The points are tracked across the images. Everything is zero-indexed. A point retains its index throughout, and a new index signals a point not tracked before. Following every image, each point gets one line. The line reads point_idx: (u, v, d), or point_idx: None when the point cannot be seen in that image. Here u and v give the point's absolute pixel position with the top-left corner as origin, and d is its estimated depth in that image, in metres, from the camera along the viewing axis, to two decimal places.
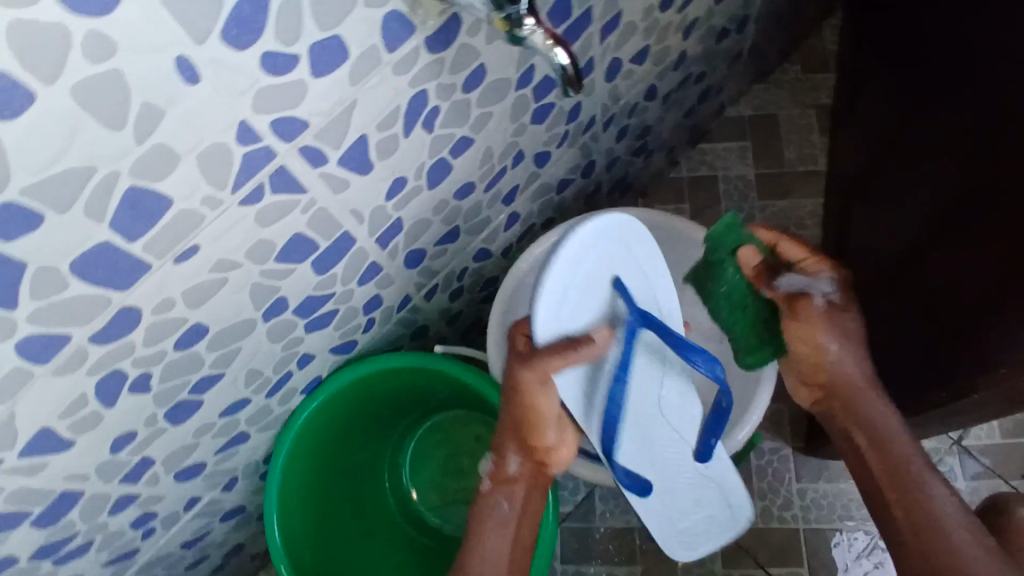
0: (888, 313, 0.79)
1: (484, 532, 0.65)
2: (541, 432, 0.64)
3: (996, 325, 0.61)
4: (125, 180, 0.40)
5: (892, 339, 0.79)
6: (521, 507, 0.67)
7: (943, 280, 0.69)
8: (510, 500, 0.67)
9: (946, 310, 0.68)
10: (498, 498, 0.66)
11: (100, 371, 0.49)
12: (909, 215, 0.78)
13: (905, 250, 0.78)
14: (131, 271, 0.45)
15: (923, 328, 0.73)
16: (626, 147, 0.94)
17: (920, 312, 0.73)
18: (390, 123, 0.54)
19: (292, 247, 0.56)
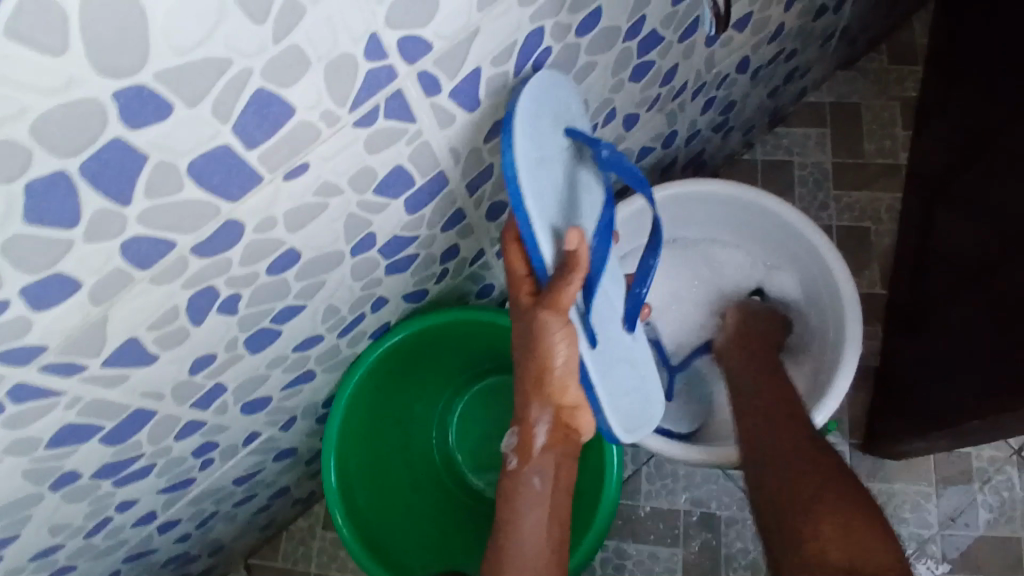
0: (952, 314, 0.78)
1: (521, 515, 0.68)
2: (564, 389, 0.63)
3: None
4: (257, 80, 0.39)
5: (958, 344, 0.75)
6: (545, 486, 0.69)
7: (1001, 296, 0.68)
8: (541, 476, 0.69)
9: (996, 328, 0.68)
10: (528, 477, 0.69)
11: (196, 286, 0.48)
12: (999, 216, 0.72)
13: (990, 252, 0.73)
14: (244, 182, 0.44)
15: (990, 338, 0.68)
16: (709, 121, 0.91)
17: (994, 321, 0.68)
18: (505, 59, 0.52)
19: (391, 179, 0.54)
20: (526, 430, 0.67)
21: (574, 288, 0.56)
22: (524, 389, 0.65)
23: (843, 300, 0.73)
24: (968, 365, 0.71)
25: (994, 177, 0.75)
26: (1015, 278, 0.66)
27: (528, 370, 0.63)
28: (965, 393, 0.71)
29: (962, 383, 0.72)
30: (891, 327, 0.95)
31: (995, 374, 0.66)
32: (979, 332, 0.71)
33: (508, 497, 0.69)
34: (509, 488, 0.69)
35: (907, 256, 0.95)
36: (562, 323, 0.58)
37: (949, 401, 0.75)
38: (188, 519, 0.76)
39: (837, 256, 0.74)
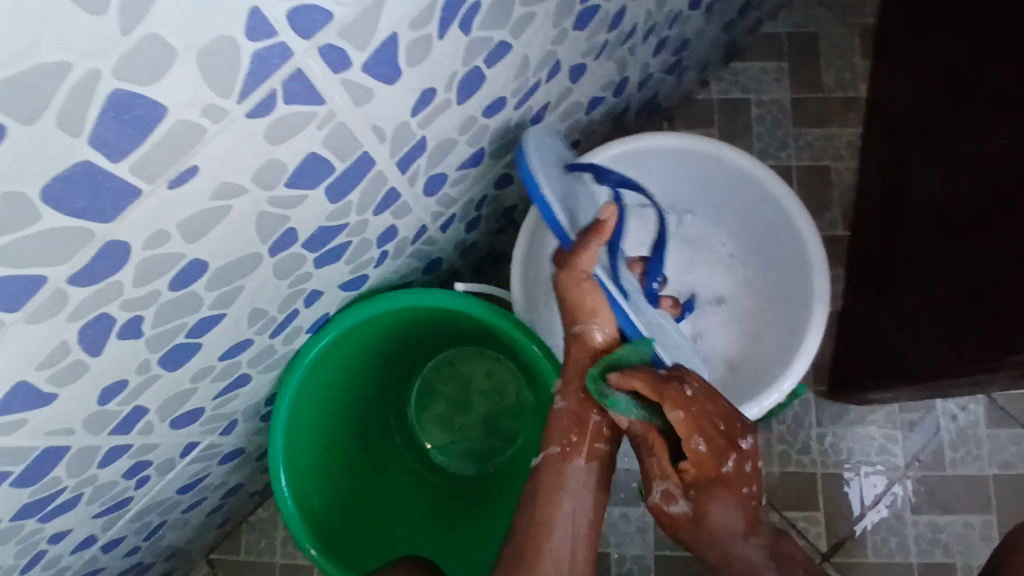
0: (920, 264, 0.77)
1: (568, 451, 0.61)
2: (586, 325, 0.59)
3: (1002, 323, 0.62)
4: (109, 81, 0.31)
5: (941, 295, 0.72)
6: (596, 429, 0.61)
7: (976, 252, 0.67)
8: (597, 415, 0.61)
9: (970, 286, 0.67)
10: (579, 417, 0.61)
11: (84, 316, 0.42)
12: (989, 159, 0.67)
13: (977, 201, 0.68)
14: (120, 199, 0.37)
15: (980, 294, 0.66)
16: (661, 62, 0.84)
17: (983, 274, 0.65)
18: (426, 21, 0.45)
19: (306, 169, 0.47)
20: (579, 371, 0.60)
21: (593, 250, 0.58)
22: (571, 335, 0.61)
23: (808, 253, 0.69)
24: (942, 321, 0.71)
25: (981, 116, 0.70)
26: (1006, 233, 0.63)
27: (568, 325, 0.61)
28: (939, 348, 0.71)
29: (946, 338, 0.70)
30: (855, 271, 0.93)
31: (972, 333, 0.66)
32: (951, 287, 0.70)
33: (554, 436, 0.61)
34: (560, 424, 0.61)
35: (871, 195, 0.92)
36: (583, 277, 0.58)
37: (918, 354, 0.75)
38: (133, 534, 0.71)
39: (798, 204, 0.69)
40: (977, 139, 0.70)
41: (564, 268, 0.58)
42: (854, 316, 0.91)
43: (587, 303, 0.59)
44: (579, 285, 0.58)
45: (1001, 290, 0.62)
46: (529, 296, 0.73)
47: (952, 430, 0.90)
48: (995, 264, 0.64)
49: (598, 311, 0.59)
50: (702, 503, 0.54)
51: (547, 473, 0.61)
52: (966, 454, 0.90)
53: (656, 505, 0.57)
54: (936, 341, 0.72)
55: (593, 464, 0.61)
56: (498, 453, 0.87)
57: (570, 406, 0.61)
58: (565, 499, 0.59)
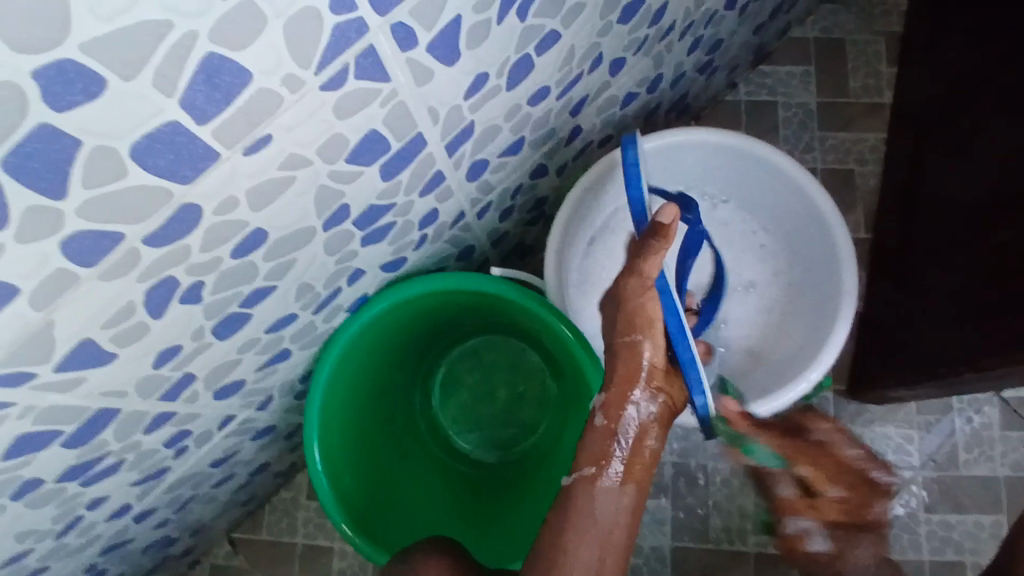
0: (938, 266, 0.79)
1: (601, 471, 0.55)
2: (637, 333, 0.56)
3: (1014, 319, 0.64)
4: (204, 44, 0.33)
5: (955, 295, 0.75)
6: (636, 449, 0.56)
7: (989, 254, 0.70)
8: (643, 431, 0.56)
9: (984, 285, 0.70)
10: (615, 438, 0.55)
11: (151, 279, 0.43)
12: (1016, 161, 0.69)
13: (1002, 200, 0.70)
14: (198, 162, 0.39)
15: (993, 292, 0.68)
16: (694, 61, 0.86)
17: (1003, 271, 0.67)
18: (487, 5, 0.46)
19: (365, 145, 0.48)
20: (623, 389, 0.55)
21: (658, 255, 0.55)
22: (615, 342, 0.56)
23: (836, 248, 0.70)
24: (956, 319, 0.74)
25: (1009, 118, 0.71)
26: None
27: (619, 332, 0.56)
28: (951, 344, 0.74)
29: (963, 333, 0.72)
30: (876, 273, 0.94)
31: (984, 330, 0.68)
32: (965, 286, 0.73)
33: (587, 456, 0.56)
34: (595, 441, 0.56)
35: (894, 198, 0.94)
36: (641, 286, 0.56)
37: (930, 350, 0.77)
38: (165, 506, 0.73)
39: (828, 199, 0.71)
40: (995, 144, 0.73)
41: (630, 275, 0.56)
42: (874, 317, 0.92)
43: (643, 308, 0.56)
44: (634, 290, 0.56)
45: (1014, 287, 0.65)
46: (561, 285, 0.74)
47: (967, 432, 0.92)
48: (1016, 263, 0.65)
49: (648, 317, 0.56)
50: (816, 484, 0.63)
51: (577, 495, 0.55)
52: (981, 456, 0.91)
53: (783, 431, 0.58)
54: (949, 338, 0.74)
55: (626, 488, 0.55)
56: (521, 441, 0.88)
57: (607, 424, 0.56)
58: (597, 522, 0.54)
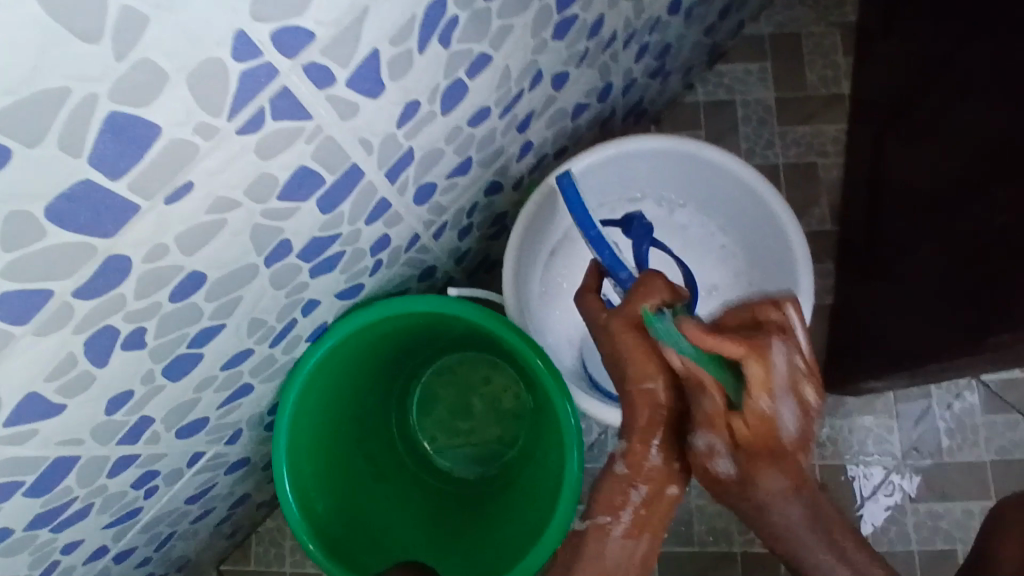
0: (903, 256, 0.80)
1: (613, 521, 0.55)
2: (642, 376, 0.56)
3: (977, 310, 0.65)
4: (106, 105, 0.34)
5: (922, 286, 0.75)
6: (655, 500, 0.56)
7: (950, 245, 0.70)
8: (663, 481, 0.56)
9: (949, 276, 0.70)
10: (633, 487, 0.55)
11: (89, 329, 0.44)
12: (974, 141, 0.68)
13: (964, 181, 0.69)
14: (120, 215, 0.39)
15: (957, 283, 0.68)
16: (645, 67, 0.86)
17: (976, 255, 0.66)
18: (406, 37, 0.47)
19: (298, 181, 0.49)
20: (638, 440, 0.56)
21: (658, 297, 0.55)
22: (639, 391, 0.56)
23: (790, 245, 0.71)
24: (924, 311, 0.74)
25: (963, 98, 0.70)
26: (983, 225, 0.65)
27: (628, 380, 0.57)
28: (920, 337, 0.74)
29: (943, 321, 0.70)
30: (844, 263, 0.94)
31: (950, 321, 0.69)
32: (931, 278, 0.73)
33: (600, 504, 0.56)
34: (608, 490, 0.56)
35: (857, 188, 0.94)
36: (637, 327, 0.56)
37: (901, 343, 0.78)
38: (144, 545, 0.73)
39: (778, 198, 0.71)
40: (944, 133, 0.74)
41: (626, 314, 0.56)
42: (845, 308, 0.92)
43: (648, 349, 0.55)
44: (631, 329, 0.56)
45: (976, 278, 0.65)
46: (520, 299, 0.75)
47: (948, 418, 0.91)
48: (989, 245, 0.64)
49: (660, 363, 0.55)
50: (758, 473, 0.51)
51: (586, 543, 0.55)
52: (963, 441, 0.91)
53: (697, 460, 0.53)
54: (919, 331, 0.75)
55: (636, 540, 0.55)
56: (500, 456, 0.88)
57: (626, 474, 0.56)
58: (605, 568, 0.55)
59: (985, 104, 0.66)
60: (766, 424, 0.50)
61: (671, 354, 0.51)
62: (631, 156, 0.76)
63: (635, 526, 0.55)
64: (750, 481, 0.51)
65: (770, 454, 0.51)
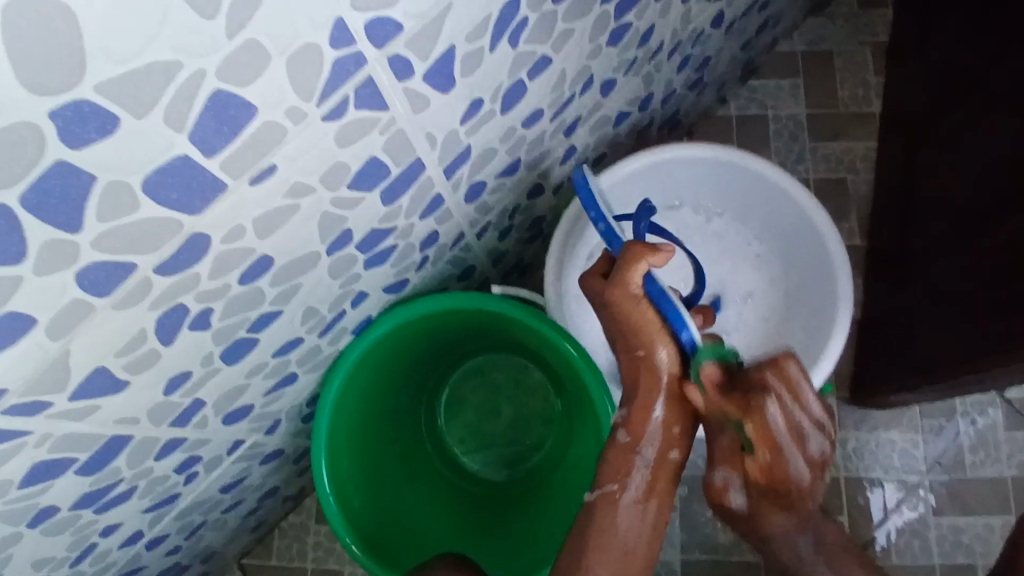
0: (934, 270, 0.81)
1: (624, 487, 0.52)
2: (640, 335, 0.54)
3: (1005, 320, 0.65)
4: (211, 82, 0.35)
5: (951, 299, 0.76)
6: (661, 463, 0.53)
7: (978, 259, 0.71)
8: (668, 446, 0.53)
9: (977, 288, 0.71)
10: (637, 452, 0.53)
11: (163, 306, 0.45)
12: (999, 156, 0.70)
13: (993, 194, 0.70)
14: (206, 194, 0.40)
15: (985, 294, 0.69)
16: (684, 79, 0.88)
17: (1004, 263, 0.66)
18: (480, 33, 0.48)
19: (365, 172, 0.50)
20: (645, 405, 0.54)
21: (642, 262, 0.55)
22: (634, 358, 0.55)
23: (829, 255, 0.72)
24: (953, 324, 0.74)
25: (999, 111, 0.72)
26: (1008, 237, 0.66)
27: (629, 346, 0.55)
28: (948, 348, 0.74)
29: (973, 329, 0.70)
30: (873, 279, 0.95)
31: (978, 332, 0.69)
32: (960, 291, 0.74)
33: (607, 471, 0.53)
34: (616, 458, 0.53)
35: (888, 206, 0.95)
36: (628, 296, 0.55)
37: (927, 355, 0.79)
38: (177, 532, 0.73)
39: (820, 210, 0.72)
40: (974, 151, 0.75)
41: (616, 284, 0.55)
42: (872, 323, 0.93)
43: (634, 310, 0.55)
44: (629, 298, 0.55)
45: (1004, 289, 0.66)
46: (560, 297, 0.76)
47: (972, 435, 0.92)
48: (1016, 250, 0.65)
49: (662, 328, 0.54)
50: (763, 505, 0.50)
51: (598, 516, 0.52)
52: (988, 458, 0.91)
53: (712, 494, 0.51)
54: (947, 343, 0.75)
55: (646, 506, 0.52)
56: (527, 458, 0.89)
57: (630, 441, 0.53)
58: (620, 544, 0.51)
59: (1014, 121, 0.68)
60: (794, 441, 0.47)
61: (692, 395, 0.51)
62: (670, 165, 0.77)
63: (645, 491, 0.52)
64: (759, 522, 0.51)
65: (782, 496, 0.50)
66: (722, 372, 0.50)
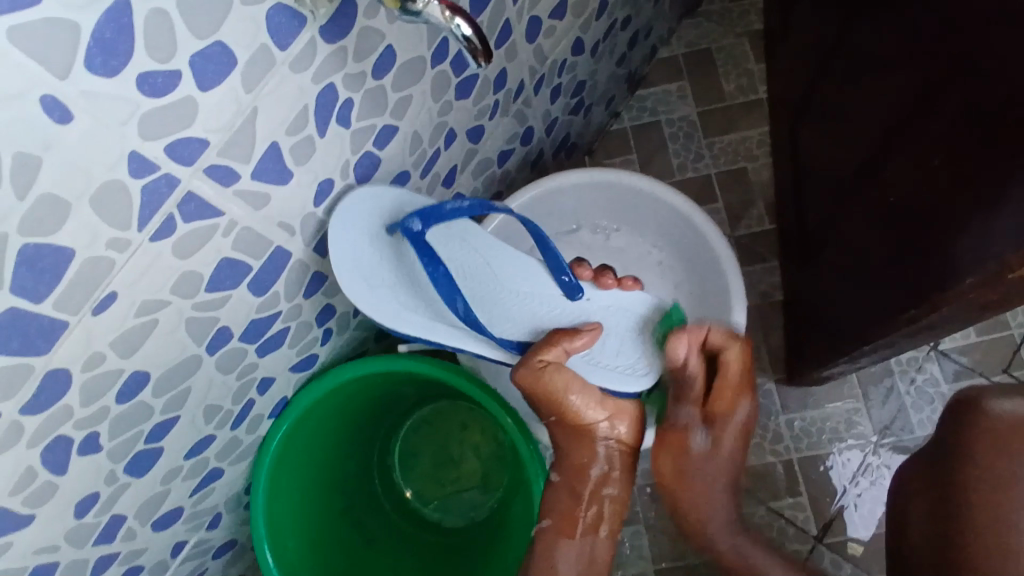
0: (826, 245, 0.81)
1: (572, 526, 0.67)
2: (564, 406, 0.65)
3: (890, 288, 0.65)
4: (16, 239, 0.37)
5: (843, 273, 0.76)
6: (608, 499, 0.68)
7: (856, 229, 0.72)
8: (609, 485, 0.68)
9: (862, 257, 0.71)
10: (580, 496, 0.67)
11: (43, 442, 0.47)
12: (858, 125, 0.71)
13: (859, 162, 0.71)
14: (50, 334, 0.43)
15: (870, 266, 0.69)
16: (562, 106, 0.91)
17: (886, 219, 0.65)
18: (302, 125, 0.51)
19: (222, 273, 0.52)
20: (576, 459, 0.68)
21: (564, 354, 0.64)
22: (553, 421, 0.67)
23: (717, 254, 0.76)
24: (848, 295, 0.74)
25: (849, 83, 0.73)
26: (877, 205, 0.67)
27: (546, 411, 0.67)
28: (848, 325, 0.74)
29: (876, 295, 0.67)
30: (784, 258, 0.97)
31: (870, 301, 0.69)
32: (848, 264, 0.74)
33: (562, 516, 0.67)
34: (566, 505, 0.68)
35: (783, 185, 0.97)
36: (555, 371, 0.64)
37: (835, 329, 0.78)
38: None
39: (703, 214, 0.77)
40: (837, 123, 0.77)
41: (537, 374, 0.64)
42: (790, 301, 0.95)
43: (558, 383, 0.64)
44: (546, 380, 0.64)
45: (885, 257, 0.66)
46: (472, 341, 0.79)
47: (914, 392, 0.94)
48: (895, 205, 0.63)
49: (583, 392, 0.66)
50: (615, 443, 0.68)
51: (543, 545, 0.67)
52: (934, 413, 0.92)
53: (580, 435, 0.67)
54: (847, 317, 0.75)
55: (594, 537, 0.68)
56: (486, 501, 0.90)
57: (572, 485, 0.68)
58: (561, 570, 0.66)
59: (865, 91, 0.69)
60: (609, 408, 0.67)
61: (554, 362, 0.64)
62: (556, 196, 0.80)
63: (593, 523, 0.68)
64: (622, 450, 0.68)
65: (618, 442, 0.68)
66: (566, 356, 0.64)
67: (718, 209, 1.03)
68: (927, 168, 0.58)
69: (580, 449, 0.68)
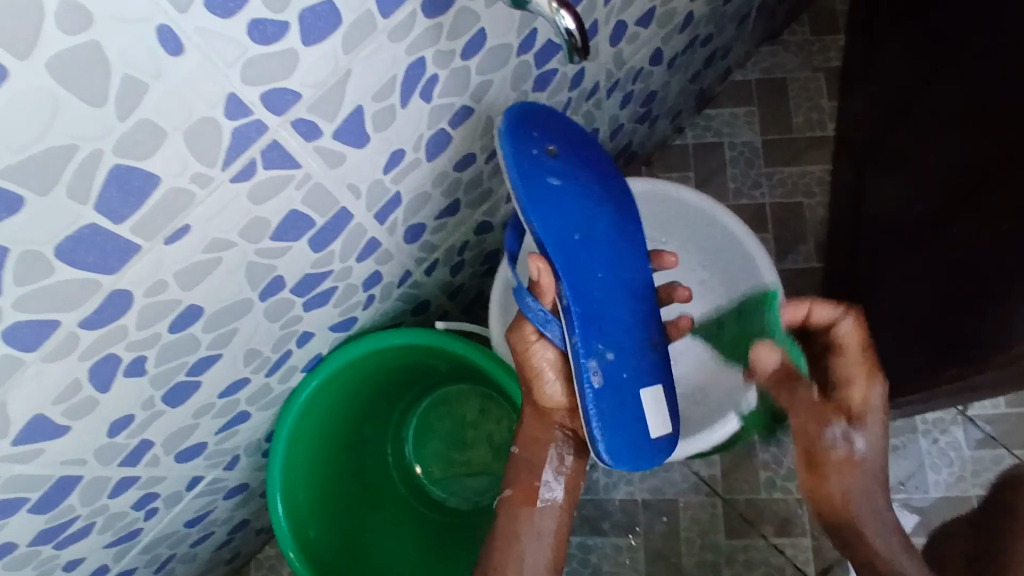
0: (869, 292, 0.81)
1: (530, 496, 0.65)
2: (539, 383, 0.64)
3: (930, 341, 0.65)
4: (110, 159, 0.39)
5: (882, 322, 0.76)
6: (568, 480, 0.65)
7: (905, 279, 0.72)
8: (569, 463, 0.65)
9: (905, 307, 0.71)
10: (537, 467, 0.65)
11: (94, 357, 0.49)
12: (919, 176, 0.71)
13: (913, 213, 0.71)
14: (121, 255, 0.44)
15: (912, 318, 0.69)
16: (631, 113, 0.91)
17: (939, 274, 0.64)
18: (388, 93, 0.52)
19: (288, 224, 0.54)
20: (533, 435, 0.65)
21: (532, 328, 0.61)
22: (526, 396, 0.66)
23: (764, 283, 0.76)
24: (885, 345, 0.74)
25: (922, 129, 0.71)
26: (928, 257, 0.67)
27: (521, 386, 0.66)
28: (882, 373, 0.74)
29: (917, 347, 0.68)
30: (825, 300, 0.97)
31: (908, 354, 0.69)
32: (890, 314, 0.74)
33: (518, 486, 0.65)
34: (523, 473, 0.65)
35: (838, 226, 0.96)
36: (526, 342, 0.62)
37: None
38: (145, 566, 0.77)
39: (758, 244, 0.76)
40: (897, 171, 0.77)
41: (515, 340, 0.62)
42: None
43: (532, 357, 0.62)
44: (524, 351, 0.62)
45: (929, 310, 0.66)
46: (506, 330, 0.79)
47: (934, 454, 0.92)
48: (952, 263, 0.63)
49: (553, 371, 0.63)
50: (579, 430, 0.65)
51: (505, 514, 0.65)
52: (950, 476, 0.91)
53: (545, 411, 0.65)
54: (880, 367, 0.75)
55: (549, 510, 0.65)
56: (491, 488, 0.91)
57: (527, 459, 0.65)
58: (520, 541, 0.63)
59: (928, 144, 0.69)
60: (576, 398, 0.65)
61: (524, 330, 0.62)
62: None
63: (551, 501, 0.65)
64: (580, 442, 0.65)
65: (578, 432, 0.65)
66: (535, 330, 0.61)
67: (766, 240, 1.03)
68: (995, 230, 0.57)
69: (542, 424, 0.65)
